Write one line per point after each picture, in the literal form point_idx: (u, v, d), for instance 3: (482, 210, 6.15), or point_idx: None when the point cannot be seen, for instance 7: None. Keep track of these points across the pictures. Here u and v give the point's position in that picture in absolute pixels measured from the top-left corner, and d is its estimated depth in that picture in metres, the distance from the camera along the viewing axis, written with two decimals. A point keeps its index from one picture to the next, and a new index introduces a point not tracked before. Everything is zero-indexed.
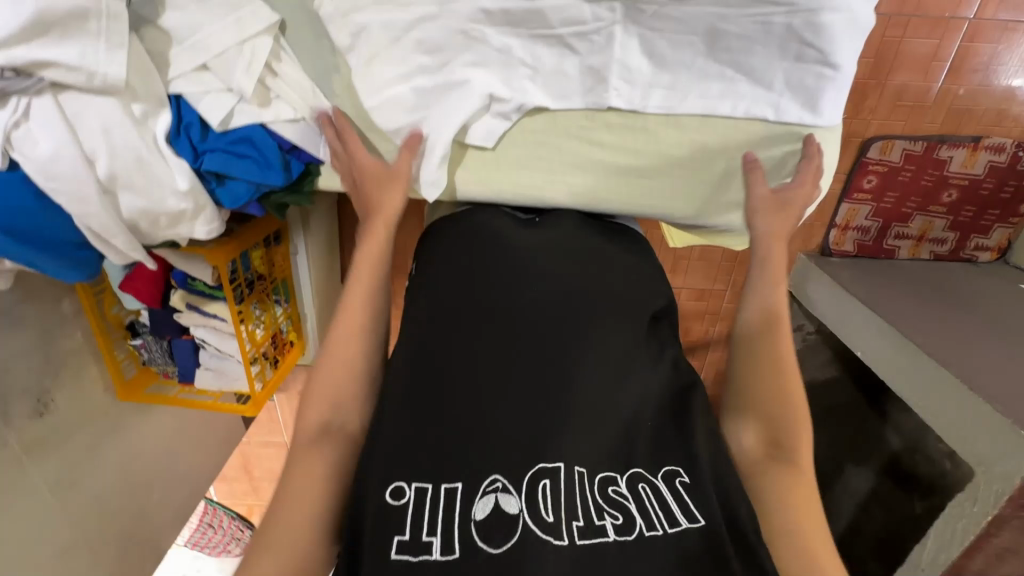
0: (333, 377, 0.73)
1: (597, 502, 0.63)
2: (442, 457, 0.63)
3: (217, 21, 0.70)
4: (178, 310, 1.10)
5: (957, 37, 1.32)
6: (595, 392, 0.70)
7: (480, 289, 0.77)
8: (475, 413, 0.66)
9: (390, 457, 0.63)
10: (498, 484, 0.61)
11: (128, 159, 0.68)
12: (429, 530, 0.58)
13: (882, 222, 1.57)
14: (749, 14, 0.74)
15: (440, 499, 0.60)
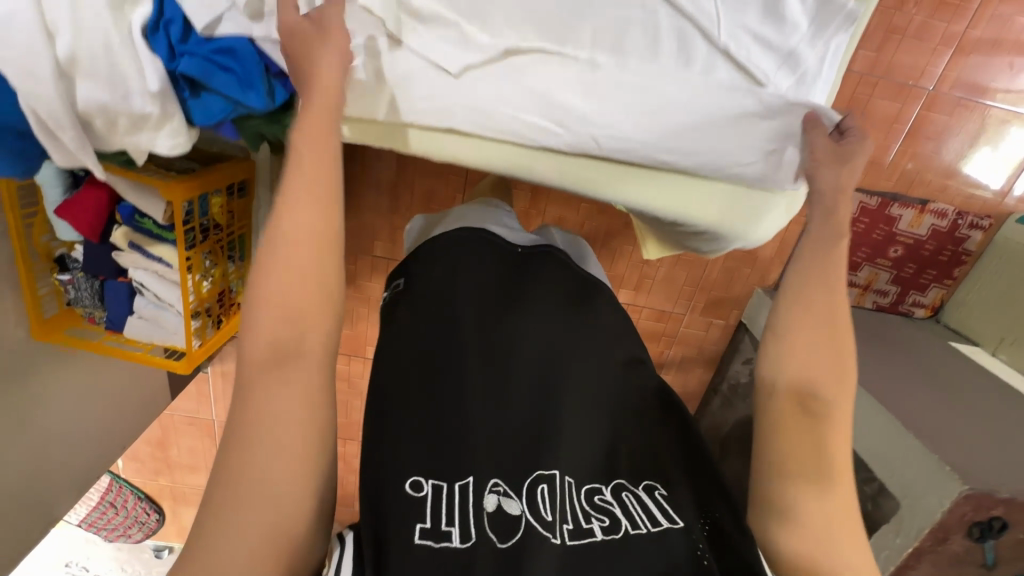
0: (279, 321, 0.52)
1: (586, 508, 0.66)
2: (448, 458, 0.64)
3: None
4: (118, 248, 1.02)
5: (917, 104, 1.43)
6: (579, 421, 0.73)
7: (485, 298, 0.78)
8: (470, 414, 0.67)
9: (397, 441, 0.63)
10: (499, 488, 0.64)
11: (93, 44, 0.51)
12: (447, 520, 0.59)
13: None
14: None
15: (455, 496, 0.61)
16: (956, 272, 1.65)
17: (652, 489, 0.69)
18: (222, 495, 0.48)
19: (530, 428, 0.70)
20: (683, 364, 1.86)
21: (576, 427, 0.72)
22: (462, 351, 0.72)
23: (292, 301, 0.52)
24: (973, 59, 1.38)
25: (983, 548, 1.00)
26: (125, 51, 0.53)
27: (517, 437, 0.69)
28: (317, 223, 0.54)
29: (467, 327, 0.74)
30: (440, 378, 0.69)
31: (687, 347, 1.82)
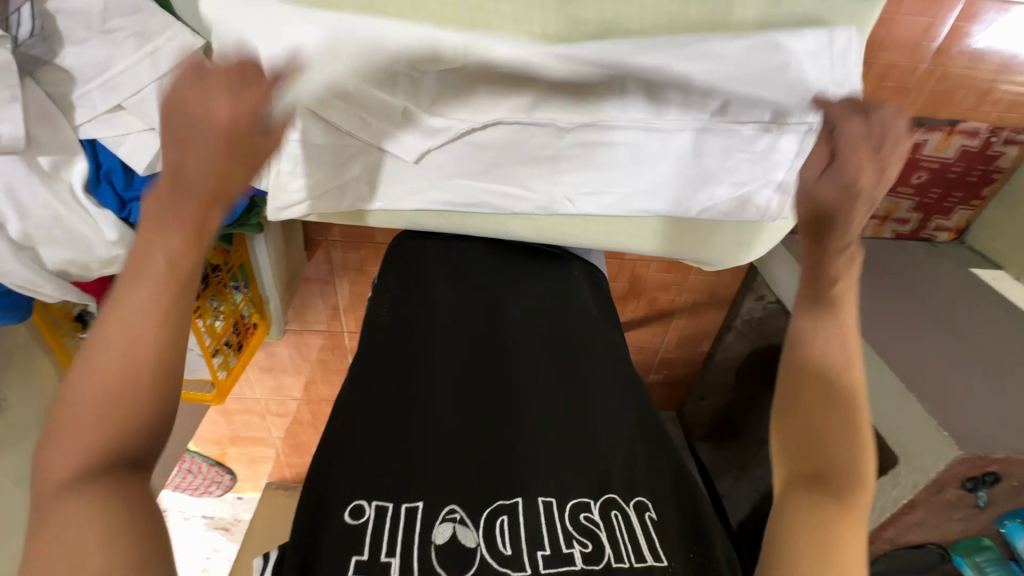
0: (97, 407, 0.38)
1: (567, 531, 0.51)
2: (408, 471, 0.53)
3: (126, 54, 0.50)
4: None
5: (949, 16, 1.12)
6: (562, 436, 0.60)
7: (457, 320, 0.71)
8: (433, 428, 0.58)
9: (357, 462, 0.53)
10: (456, 514, 0.50)
11: (41, 218, 0.51)
12: (389, 549, 0.46)
13: None
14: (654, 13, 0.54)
15: (401, 517, 0.49)
16: (985, 192, 1.44)
17: (643, 510, 0.54)
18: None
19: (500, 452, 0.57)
20: (695, 308, 1.86)
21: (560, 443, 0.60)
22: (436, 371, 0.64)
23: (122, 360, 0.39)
24: None
25: (976, 494, 1.05)
26: (74, 212, 0.52)
27: (487, 458, 0.56)
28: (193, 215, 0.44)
29: (441, 347, 0.67)
30: (416, 396, 0.61)
31: (697, 292, 1.80)
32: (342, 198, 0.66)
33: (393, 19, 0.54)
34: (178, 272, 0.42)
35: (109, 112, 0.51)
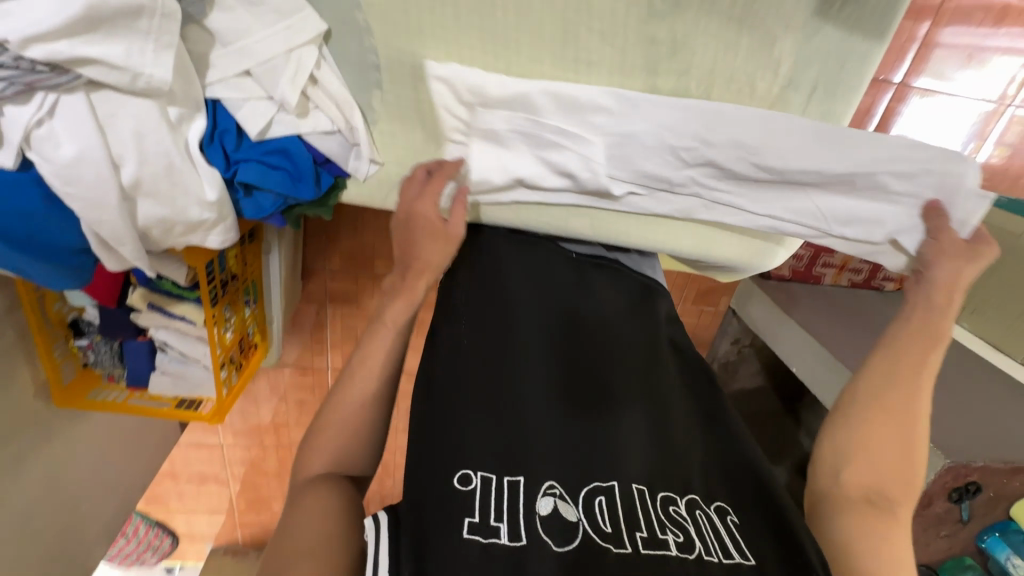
0: (335, 441, 0.57)
1: (659, 518, 0.53)
2: (507, 449, 0.55)
3: (262, 26, 0.54)
4: (136, 309, 1.00)
5: (883, 96, 1.26)
6: (646, 431, 0.62)
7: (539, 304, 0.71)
8: (528, 411, 0.59)
9: (463, 436, 0.55)
10: (555, 490, 0.53)
11: (156, 167, 0.51)
12: (497, 515, 0.49)
13: (813, 250, 1.41)
14: (716, 39, 0.64)
15: (506, 492, 0.51)
16: None
17: (724, 513, 0.57)
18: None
19: (590, 437, 0.59)
20: None
21: (644, 437, 0.61)
22: (526, 353, 0.65)
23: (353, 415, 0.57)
24: (948, 31, 1.19)
25: (960, 507, 1.11)
26: (187, 168, 0.54)
27: (579, 445, 0.58)
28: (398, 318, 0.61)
29: (528, 327, 0.68)
30: (509, 378, 0.61)
31: None
32: None
33: (496, 16, 0.61)
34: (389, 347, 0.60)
35: (234, 78, 0.55)
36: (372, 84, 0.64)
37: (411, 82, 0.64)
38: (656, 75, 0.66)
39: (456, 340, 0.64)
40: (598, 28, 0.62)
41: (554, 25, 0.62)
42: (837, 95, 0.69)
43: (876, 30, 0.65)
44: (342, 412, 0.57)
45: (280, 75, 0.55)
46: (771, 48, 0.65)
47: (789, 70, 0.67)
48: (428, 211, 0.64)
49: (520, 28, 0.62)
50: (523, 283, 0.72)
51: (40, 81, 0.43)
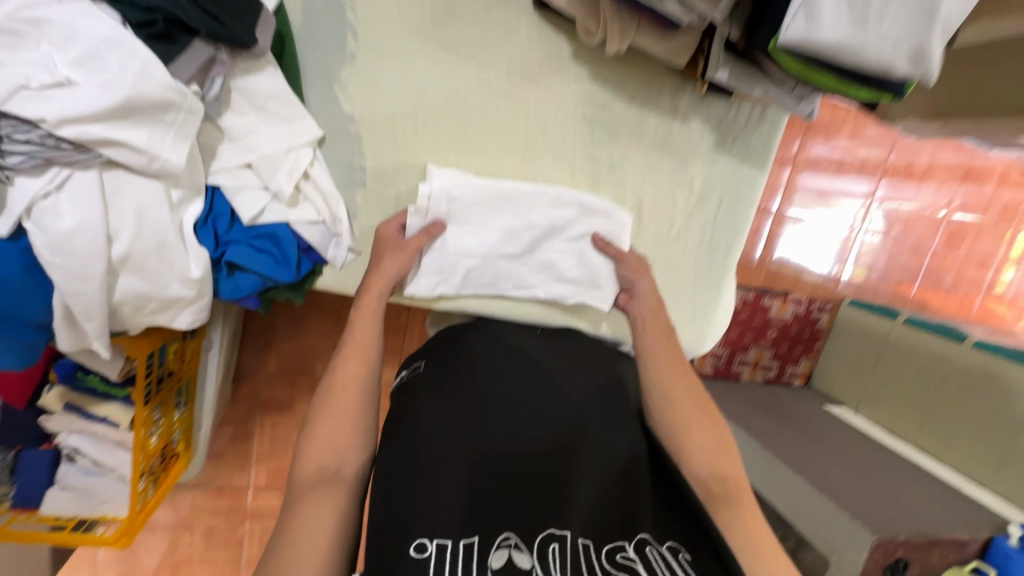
0: (331, 437, 0.57)
1: (604, 568, 0.50)
2: (460, 509, 0.53)
3: (266, 128, 0.61)
4: (48, 411, 0.91)
5: (766, 221, 1.53)
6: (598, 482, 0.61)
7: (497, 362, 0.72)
8: (483, 467, 0.58)
9: (422, 503, 0.53)
10: (511, 541, 0.51)
11: (149, 242, 0.53)
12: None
13: (729, 350, 1.56)
14: (644, 159, 0.80)
15: (461, 554, 0.48)
16: (816, 345, 1.64)
17: (675, 555, 0.53)
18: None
19: (543, 492, 0.57)
20: None
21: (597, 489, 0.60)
22: (484, 408, 0.65)
23: (351, 409, 0.59)
24: (803, 176, 1.52)
25: None
26: (177, 244, 0.56)
27: (532, 500, 0.56)
28: (372, 323, 0.65)
29: (486, 385, 0.68)
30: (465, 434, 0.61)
31: None
32: None
33: (468, 134, 0.73)
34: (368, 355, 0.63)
35: (236, 167, 0.61)
36: (357, 183, 0.71)
37: (391, 182, 0.72)
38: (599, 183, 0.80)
39: (418, 411, 0.63)
40: (550, 148, 0.77)
41: (516, 144, 0.75)
42: (739, 204, 0.86)
43: (759, 160, 0.85)
44: (330, 404, 0.59)
45: (277, 168, 0.62)
46: (685, 169, 0.82)
47: (700, 186, 0.84)
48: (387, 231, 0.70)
49: (489, 144, 0.74)
50: (483, 352, 0.73)
51: (60, 157, 0.47)
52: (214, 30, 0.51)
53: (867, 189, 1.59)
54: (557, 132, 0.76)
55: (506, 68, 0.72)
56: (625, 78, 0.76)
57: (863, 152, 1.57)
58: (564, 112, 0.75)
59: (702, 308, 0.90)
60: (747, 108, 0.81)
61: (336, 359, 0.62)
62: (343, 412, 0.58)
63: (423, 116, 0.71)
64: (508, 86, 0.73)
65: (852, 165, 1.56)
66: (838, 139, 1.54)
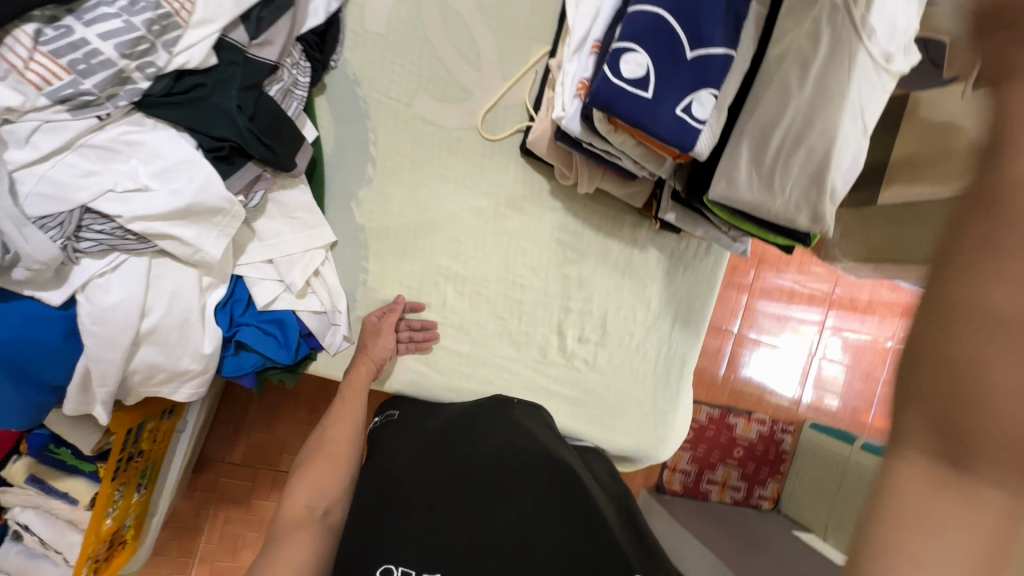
0: (315, 483, 0.67)
1: None
2: (433, 543, 0.54)
3: (291, 231, 0.73)
4: (8, 482, 0.90)
5: (728, 341, 1.66)
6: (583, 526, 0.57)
7: (486, 425, 0.75)
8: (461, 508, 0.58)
9: (386, 540, 0.54)
10: None
11: (175, 319, 0.61)
12: None
13: (698, 467, 1.62)
14: (608, 277, 0.93)
15: None
16: (783, 467, 1.71)
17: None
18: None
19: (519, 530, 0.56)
20: None
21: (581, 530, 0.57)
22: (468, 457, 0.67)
23: (335, 460, 0.69)
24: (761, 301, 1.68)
25: None
26: (198, 322, 0.64)
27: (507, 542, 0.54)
28: (360, 389, 0.75)
29: (471, 441, 0.71)
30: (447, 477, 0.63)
31: None
32: None
33: (460, 248, 0.86)
34: (352, 417, 0.74)
35: (261, 262, 0.70)
36: (359, 281, 0.81)
37: (388, 281, 0.83)
38: (568, 295, 0.92)
39: (396, 463, 0.67)
40: (529, 265, 0.90)
41: (500, 259, 0.88)
42: (692, 321, 0.99)
43: (707, 285, 1.00)
44: (316, 456, 0.69)
45: (294, 264, 0.72)
46: (643, 288, 0.96)
47: (658, 304, 0.97)
48: (372, 315, 0.80)
49: (476, 257, 0.87)
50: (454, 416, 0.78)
51: (122, 244, 0.56)
52: (266, 156, 0.65)
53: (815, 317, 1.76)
54: (534, 250, 0.89)
55: (494, 197, 0.87)
56: (592, 212, 0.91)
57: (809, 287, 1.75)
58: (541, 236, 0.89)
59: (661, 414, 0.98)
60: (695, 242, 0.97)
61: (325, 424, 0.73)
62: (326, 462, 0.69)
63: (423, 231, 0.84)
64: (496, 211, 0.87)
65: (803, 295, 1.74)
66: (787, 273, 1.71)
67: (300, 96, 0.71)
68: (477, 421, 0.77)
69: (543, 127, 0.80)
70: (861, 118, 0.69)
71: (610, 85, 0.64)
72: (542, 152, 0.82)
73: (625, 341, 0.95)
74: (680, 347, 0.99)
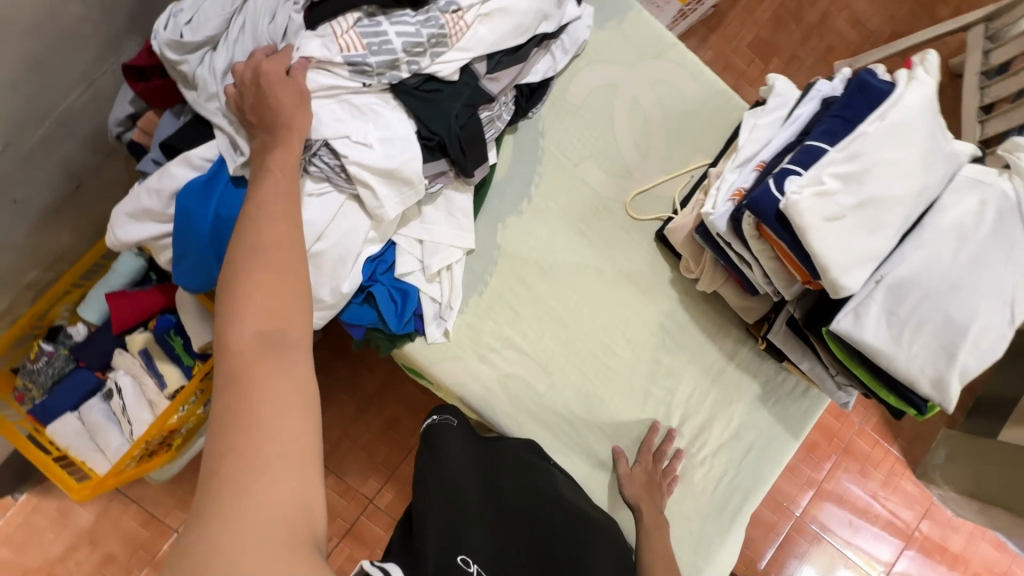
0: (274, 293, 0.52)
1: None
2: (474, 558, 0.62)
3: (446, 225, 0.83)
4: (126, 347, 1.02)
5: None
6: None
7: (529, 483, 0.79)
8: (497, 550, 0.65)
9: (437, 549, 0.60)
10: None
11: (339, 253, 0.72)
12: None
13: None
14: (697, 381, 0.93)
15: None
16: None
17: None
18: (248, 477, 0.44)
19: None
20: None
21: None
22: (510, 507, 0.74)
23: (294, 286, 0.54)
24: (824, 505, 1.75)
25: None
26: (350, 263, 0.74)
27: None
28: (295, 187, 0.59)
29: (515, 491, 0.77)
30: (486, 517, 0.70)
31: None
32: (451, 368, 0.87)
33: (571, 297, 0.92)
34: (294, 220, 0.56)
35: (413, 239, 0.81)
36: (477, 291, 0.89)
37: (499, 300, 0.90)
38: (651, 381, 0.92)
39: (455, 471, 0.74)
40: (625, 338, 0.92)
41: (601, 320, 0.92)
42: (766, 460, 0.94)
43: (795, 430, 0.95)
44: (268, 261, 0.53)
45: (436, 251, 0.82)
46: (728, 405, 0.94)
47: (737, 428, 0.94)
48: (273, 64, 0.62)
49: (581, 310, 0.92)
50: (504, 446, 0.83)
51: (334, 178, 0.69)
52: (458, 159, 0.77)
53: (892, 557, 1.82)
54: (636, 325, 0.93)
55: (617, 266, 0.93)
56: (702, 313, 0.94)
57: (881, 508, 1.83)
58: (646, 317, 0.93)
59: (706, 541, 0.91)
60: (793, 380, 0.95)
61: (259, 226, 0.55)
62: (281, 278, 0.53)
63: (547, 271, 0.92)
64: (614, 279, 0.93)
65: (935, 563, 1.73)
66: (866, 487, 1.83)
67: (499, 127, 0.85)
68: (530, 476, 0.80)
69: (687, 220, 0.87)
70: (1011, 306, 0.68)
71: (773, 198, 0.69)
72: (677, 242, 0.89)
73: (691, 449, 0.93)
74: (746, 483, 0.93)
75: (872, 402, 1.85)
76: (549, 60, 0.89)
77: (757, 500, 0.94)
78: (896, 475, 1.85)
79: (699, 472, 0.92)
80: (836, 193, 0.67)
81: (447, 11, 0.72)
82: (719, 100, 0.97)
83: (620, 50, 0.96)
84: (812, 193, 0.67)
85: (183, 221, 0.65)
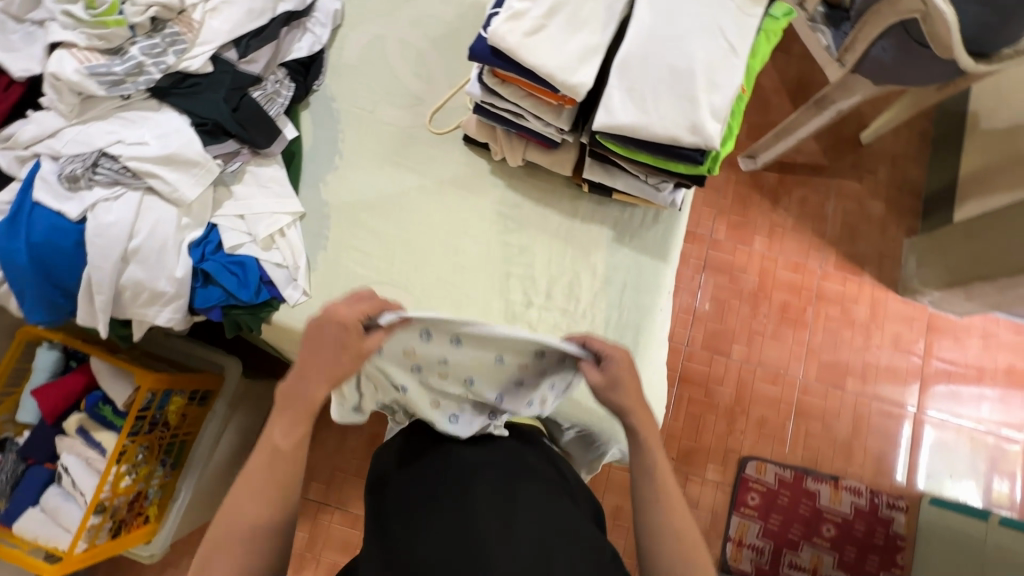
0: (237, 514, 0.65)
1: None
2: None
3: (262, 196, 0.91)
4: (64, 432, 1.10)
5: None
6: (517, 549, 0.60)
7: (415, 465, 0.74)
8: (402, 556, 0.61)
9: None
10: None
11: (157, 242, 0.81)
12: None
13: (773, 544, 1.62)
14: (549, 248, 0.98)
15: None
16: (900, 559, 1.60)
17: None
18: None
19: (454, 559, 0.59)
20: None
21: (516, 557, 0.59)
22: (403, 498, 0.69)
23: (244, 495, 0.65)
24: (825, 358, 1.76)
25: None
26: (174, 249, 0.82)
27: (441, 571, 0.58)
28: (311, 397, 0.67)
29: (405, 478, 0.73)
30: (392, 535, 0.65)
31: None
32: None
33: (408, 221, 0.98)
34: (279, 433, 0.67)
35: (233, 216, 0.89)
36: (321, 247, 0.96)
37: (342, 246, 0.96)
38: (506, 266, 0.97)
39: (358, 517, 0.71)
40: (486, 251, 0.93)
41: (442, 232, 0.98)
42: (645, 290, 0.96)
43: (661, 255, 0.98)
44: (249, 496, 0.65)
45: (258, 222, 0.90)
46: (588, 256, 0.97)
47: (604, 272, 0.97)
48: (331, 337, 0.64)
49: (419, 229, 0.98)
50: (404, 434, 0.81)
51: (122, 179, 0.79)
52: (240, 134, 0.87)
53: (919, 390, 1.73)
54: (474, 223, 0.98)
55: (438, 178, 1.00)
56: (531, 188, 0.99)
57: (881, 342, 1.77)
58: (480, 213, 0.99)
59: None
60: (639, 210, 0.99)
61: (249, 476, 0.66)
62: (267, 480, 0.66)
63: (378, 207, 0.99)
64: (439, 189, 1.00)
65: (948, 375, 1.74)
66: (857, 331, 1.78)
67: (281, 103, 0.93)
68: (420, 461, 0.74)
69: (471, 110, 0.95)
70: (725, 36, 0.75)
71: (485, 40, 0.78)
72: (474, 131, 0.96)
73: (571, 308, 0.95)
74: (636, 317, 0.95)
75: (824, 244, 1.83)
76: (310, 36, 1.00)
77: (653, 329, 0.95)
78: (881, 302, 1.80)
79: (586, 324, 0.95)
80: (526, 10, 0.75)
81: (177, 19, 0.84)
82: (475, 11, 1.08)
83: (375, 7, 1.08)
84: (505, 19, 0.75)
85: (4, 260, 0.75)
